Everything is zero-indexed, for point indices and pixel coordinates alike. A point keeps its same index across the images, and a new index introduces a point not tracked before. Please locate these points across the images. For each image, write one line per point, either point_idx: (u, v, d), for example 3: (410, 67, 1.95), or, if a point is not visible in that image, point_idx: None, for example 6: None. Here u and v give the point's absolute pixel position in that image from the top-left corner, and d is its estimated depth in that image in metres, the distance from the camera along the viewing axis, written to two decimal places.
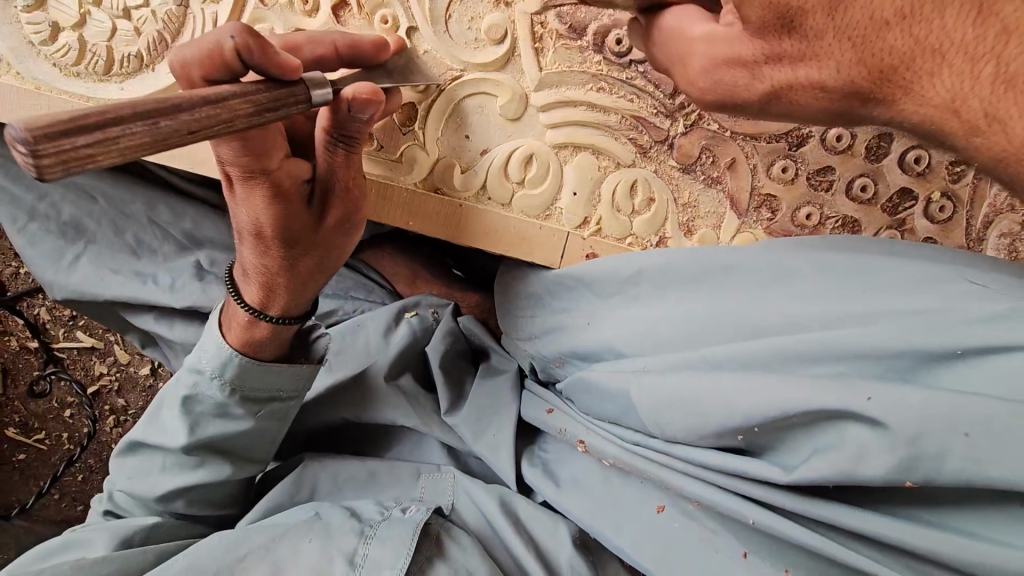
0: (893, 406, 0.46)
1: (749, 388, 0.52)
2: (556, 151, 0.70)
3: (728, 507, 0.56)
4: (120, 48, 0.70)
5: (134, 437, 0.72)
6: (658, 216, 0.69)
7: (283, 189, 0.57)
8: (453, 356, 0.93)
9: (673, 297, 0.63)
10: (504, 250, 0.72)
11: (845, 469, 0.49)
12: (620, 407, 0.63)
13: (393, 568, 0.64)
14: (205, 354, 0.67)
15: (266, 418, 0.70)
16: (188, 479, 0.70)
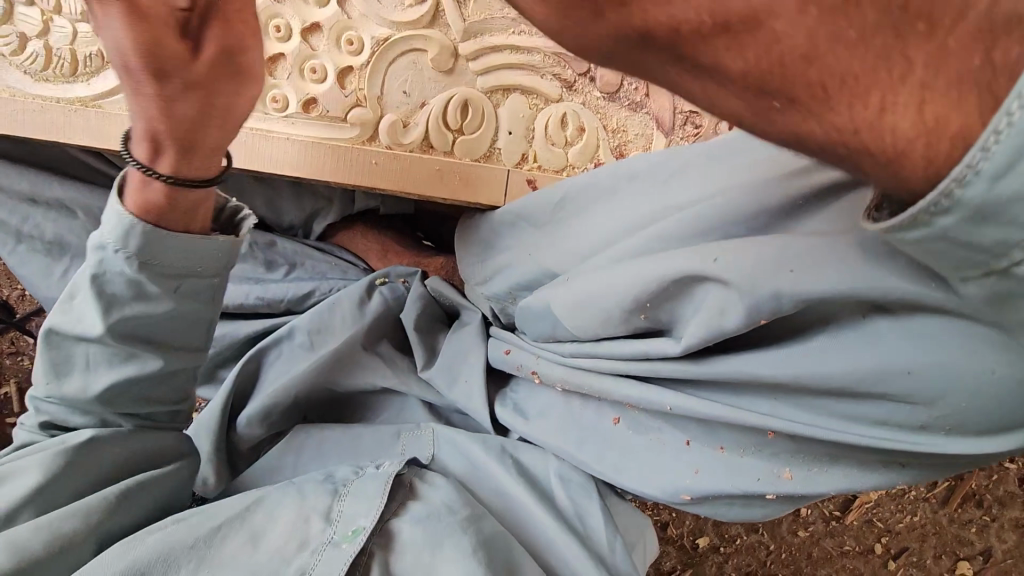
0: (738, 257, 0.46)
1: (637, 273, 0.54)
2: (488, 96, 0.74)
3: (648, 399, 0.58)
4: (82, 49, 0.77)
5: (56, 326, 0.68)
6: (591, 144, 0.73)
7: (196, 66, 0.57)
8: (426, 318, 1.01)
9: (596, 211, 0.67)
10: (453, 196, 0.77)
11: (712, 326, 0.49)
12: (551, 321, 0.66)
13: (368, 514, 0.69)
14: (105, 225, 0.61)
15: (183, 296, 0.66)
16: (121, 372, 0.69)
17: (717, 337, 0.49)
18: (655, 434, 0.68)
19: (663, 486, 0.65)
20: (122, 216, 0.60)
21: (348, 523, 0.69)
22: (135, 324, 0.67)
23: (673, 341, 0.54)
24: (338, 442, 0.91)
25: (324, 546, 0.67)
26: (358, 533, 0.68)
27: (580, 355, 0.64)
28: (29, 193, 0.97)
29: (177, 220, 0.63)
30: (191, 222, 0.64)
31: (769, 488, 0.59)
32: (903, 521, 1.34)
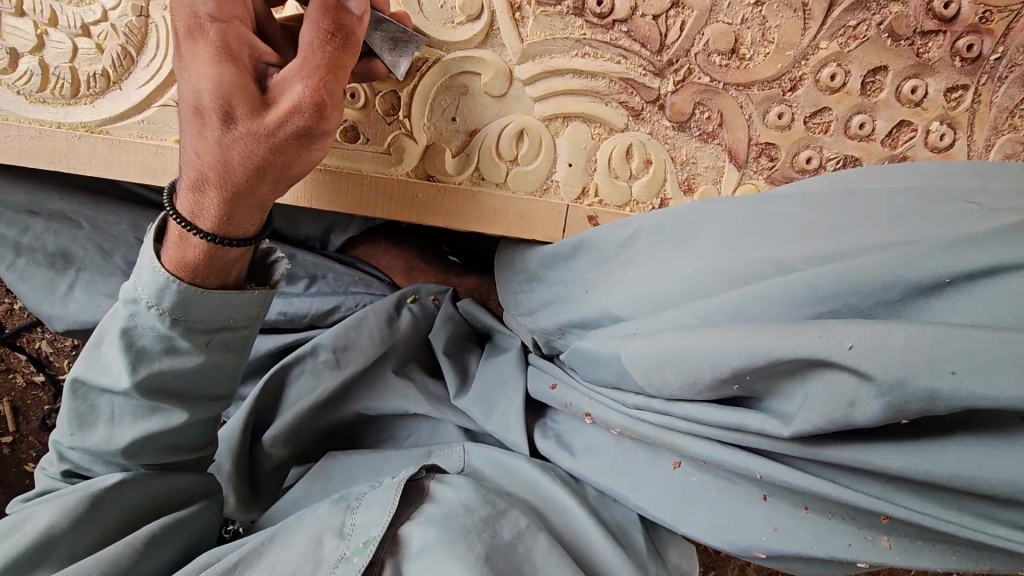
0: (879, 346, 0.44)
1: (741, 343, 0.50)
2: (546, 124, 0.68)
3: (735, 464, 0.55)
4: (83, 67, 0.67)
5: (84, 377, 0.65)
6: (657, 177, 0.68)
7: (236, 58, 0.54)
8: (457, 340, 0.95)
9: (666, 256, 0.63)
10: (504, 231, 0.71)
11: (837, 417, 0.47)
12: (617, 371, 0.62)
13: (380, 524, 0.65)
14: (141, 277, 0.60)
15: (218, 349, 0.64)
16: (144, 427, 0.64)
17: (840, 427, 0.47)
18: (720, 485, 0.64)
19: (733, 539, 0.62)
20: (158, 270, 0.59)
21: (360, 536, 0.65)
22: (165, 377, 0.64)
23: (780, 422, 0.51)
24: (364, 463, 0.85)
25: (336, 565, 0.62)
26: (368, 545, 0.63)
27: (653, 413, 0.61)
28: (25, 205, 0.88)
29: (217, 230, 0.59)
30: (223, 274, 0.62)
31: (863, 555, 0.57)
32: None
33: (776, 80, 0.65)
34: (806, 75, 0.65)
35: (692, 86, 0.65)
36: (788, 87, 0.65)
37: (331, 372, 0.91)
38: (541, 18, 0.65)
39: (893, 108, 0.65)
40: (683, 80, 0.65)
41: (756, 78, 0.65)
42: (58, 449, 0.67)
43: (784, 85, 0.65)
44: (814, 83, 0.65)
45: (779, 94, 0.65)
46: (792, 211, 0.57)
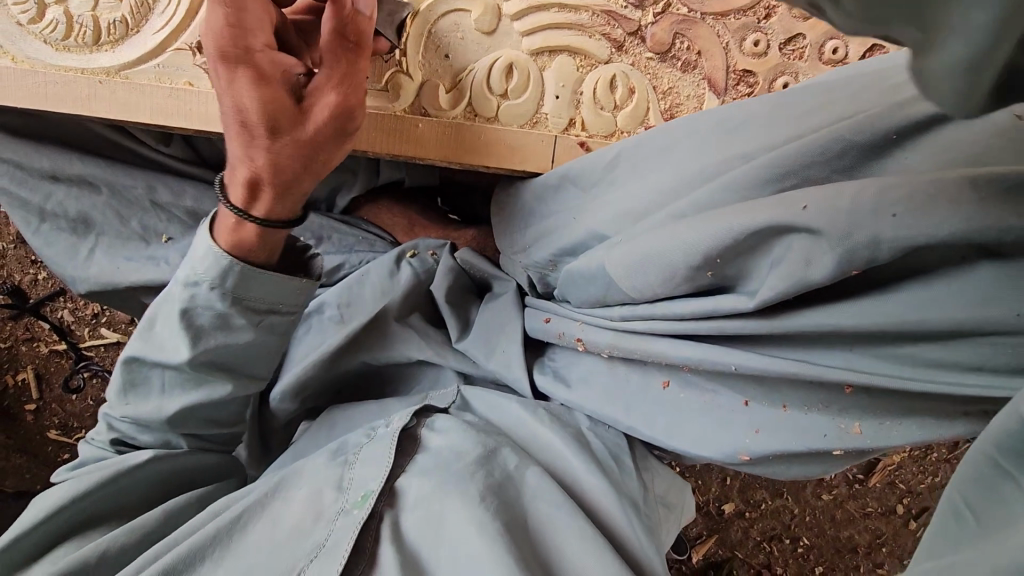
0: (831, 204, 0.48)
1: (710, 227, 0.54)
2: (534, 59, 0.72)
3: (708, 359, 0.59)
4: (104, 16, 0.73)
5: (137, 354, 0.70)
6: (640, 106, 0.71)
7: (268, 72, 0.58)
8: (458, 290, 0.99)
9: (649, 171, 0.66)
10: (497, 164, 0.74)
11: (796, 278, 0.50)
12: (603, 284, 0.65)
13: (378, 478, 0.67)
14: (198, 259, 0.64)
15: (267, 329, 0.69)
16: (194, 396, 0.70)
17: (800, 288, 0.50)
18: (708, 396, 0.66)
19: (718, 446, 0.64)
20: (220, 255, 0.63)
21: (358, 489, 0.66)
22: (217, 352, 0.69)
23: (746, 297, 0.55)
24: (367, 409, 0.89)
25: (337, 517, 0.64)
26: (367, 498, 0.65)
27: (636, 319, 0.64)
28: (48, 169, 0.94)
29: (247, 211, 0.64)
30: (270, 256, 0.67)
31: (838, 443, 0.59)
32: (924, 482, 1.37)
33: (750, 8, 0.68)
34: (779, 4, 0.68)
35: (670, 17, 0.69)
36: (762, 15, 0.69)
37: (335, 328, 0.93)
38: None
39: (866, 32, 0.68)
40: (662, 12, 0.69)
41: (731, 7, 0.69)
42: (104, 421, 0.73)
43: (759, 13, 0.69)
44: (787, 11, 0.69)
45: (753, 22, 0.69)
46: (767, 111, 0.60)
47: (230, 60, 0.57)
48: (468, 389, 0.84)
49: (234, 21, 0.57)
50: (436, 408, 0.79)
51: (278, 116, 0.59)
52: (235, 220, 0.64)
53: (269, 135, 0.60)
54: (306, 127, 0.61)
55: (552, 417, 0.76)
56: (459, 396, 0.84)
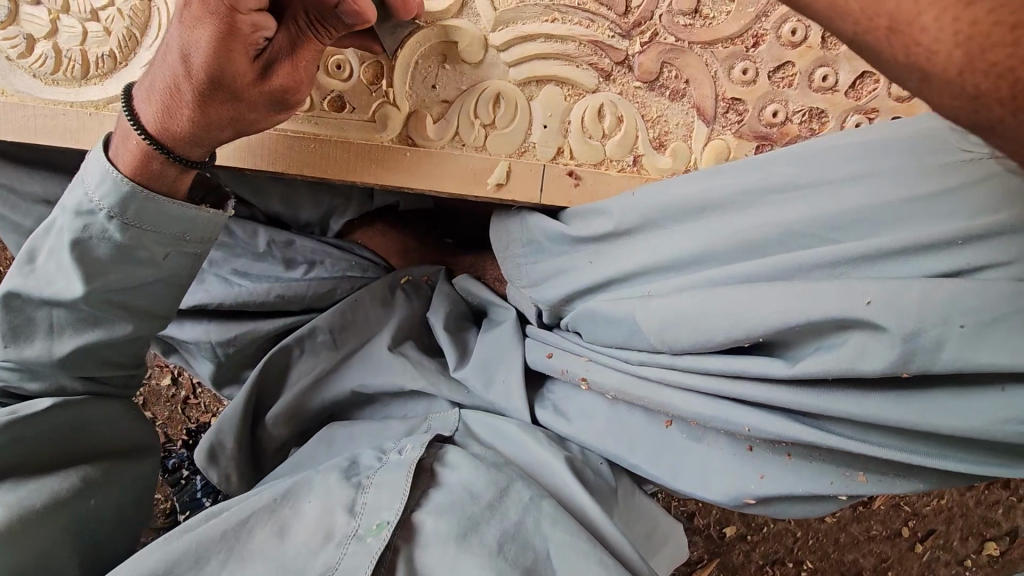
0: (896, 305, 0.51)
1: (759, 302, 0.57)
2: (521, 88, 0.71)
3: (730, 416, 0.62)
4: (92, 49, 0.73)
5: (18, 289, 0.66)
6: (629, 134, 0.71)
7: (238, 31, 0.56)
8: (456, 317, 0.97)
9: (672, 225, 0.67)
10: (489, 195, 0.74)
11: (844, 363, 0.54)
12: (627, 330, 0.67)
13: (392, 509, 0.66)
14: (92, 187, 0.62)
15: (173, 261, 0.68)
16: (88, 336, 0.69)
17: (845, 373, 0.54)
18: (712, 441, 0.66)
19: (724, 491, 0.64)
20: (119, 182, 0.62)
21: (373, 517, 0.66)
22: (121, 287, 0.67)
23: (784, 362, 0.58)
24: (366, 429, 0.88)
25: (350, 542, 0.64)
26: (382, 529, 0.65)
27: (661, 370, 0.66)
28: (42, 195, 0.93)
29: (177, 151, 0.63)
30: (173, 189, 0.65)
31: (843, 491, 0.60)
32: (930, 504, 1.33)
33: (738, 36, 0.68)
34: (767, 31, 0.68)
35: (658, 45, 0.69)
36: (750, 43, 0.68)
37: (333, 352, 0.94)
38: None
39: (855, 59, 0.68)
40: (650, 41, 0.69)
41: (719, 36, 0.68)
42: None
43: (747, 41, 0.68)
44: (776, 39, 0.68)
45: (742, 50, 0.69)
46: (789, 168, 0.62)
47: (219, 25, 0.55)
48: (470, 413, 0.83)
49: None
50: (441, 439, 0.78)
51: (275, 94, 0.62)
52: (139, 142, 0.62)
53: (217, 91, 0.59)
54: (246, 90, 0.60)
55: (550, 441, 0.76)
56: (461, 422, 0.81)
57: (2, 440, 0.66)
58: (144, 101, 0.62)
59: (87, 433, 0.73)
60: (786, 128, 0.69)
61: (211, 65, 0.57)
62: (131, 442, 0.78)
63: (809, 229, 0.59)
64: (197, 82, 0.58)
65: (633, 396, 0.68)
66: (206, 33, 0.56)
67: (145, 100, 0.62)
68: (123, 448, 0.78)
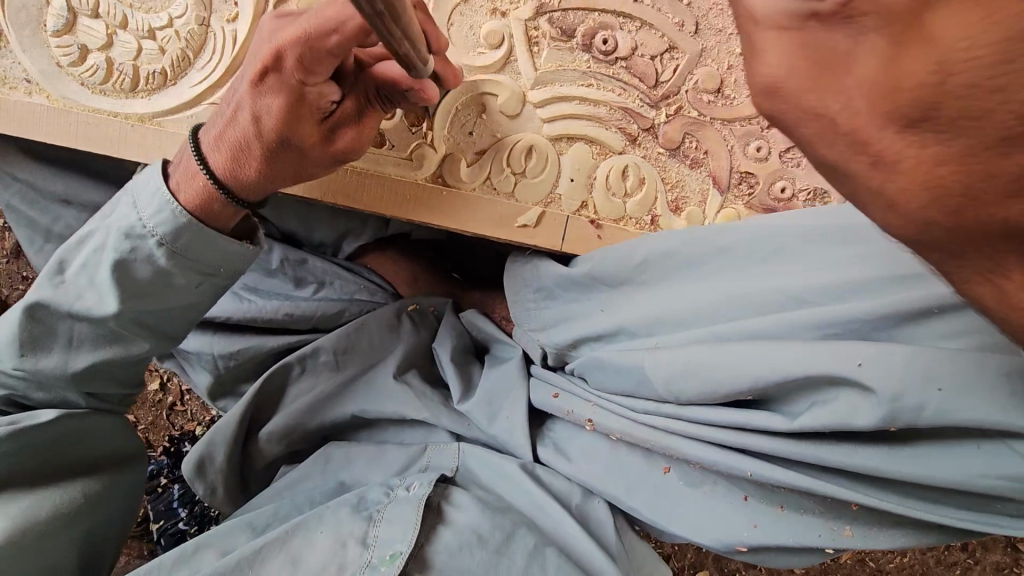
0: (884, 366, 0.55)
1: (762, 359, 0.61)
2: (553, 143, 0.76)
3: (730, 463, 0.65)
4: (145, 66, 0.76)
5: (45, 300, 0.67)
6: (649, 196, 0.76)
7: (307, 99, 0.62)
8: (462, 350, 1.00)
9: (682, 282, 0.71)
10: (512, 238, 0.78)
11: (838, 418, 0.58)
12: (636, 379, 0.71)
13: (404, 539, 0.70)
14: (148, 212, 0.64)
15: (206, 291, 0.70)
16: (108, 352, 0.70)
17: (835, 424, 0.59)
18: (708, 488, 0.70)
19: (719, 538, 0.67)
20: (178, 214, 0.64)
21: (385, 549, 0.69)
22: (147, 311, 0.68)
23: (782, 417, 0.63)
24: (363, 451, 0.90)
25: (362, 572, 0.67)
26: (394, 558, 0.68)
27: (665, 418, 0.70)
28: (62, 193, 0.95)
29: (241, 195, 0.66)
30: (223, 227, 0.67)
31: (831, 543, 0.64)
32: (893, 561, 1.39)
33: (755, 117, 0.74)
34: None
35: (682, 118, 0.75)
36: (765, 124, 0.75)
37: (335, 373, 0.94)
38: (553, 51, 0.74)
39: None
40: (674, 113, 0.75)
41: (738, 115, 0.74)
42: None
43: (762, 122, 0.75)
44: None
45: (757, 130, 0.75)
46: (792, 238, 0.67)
47: (291, 95, 0.61)
48: (467, 446, 0.85)
49: (299, 64, 0.59)
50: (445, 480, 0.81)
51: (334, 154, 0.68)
52: (205, 184, 0.64)
53: (285, 148, 0.64)
54: (309, 150, 0.66)
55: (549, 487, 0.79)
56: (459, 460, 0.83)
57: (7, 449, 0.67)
58: (211, 146, 0.65)
59: (80, 448, 0.74)
60: (792, 204, 0.75)
61: (283, 128, 0.63)
62: (124, 454, 0.80)
63: (814, 296, 0.63)
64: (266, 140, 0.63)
65: (635, 440, 0.72)
66: (277, 101, 0.62)
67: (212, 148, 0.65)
68: (114, 462, 0.78)
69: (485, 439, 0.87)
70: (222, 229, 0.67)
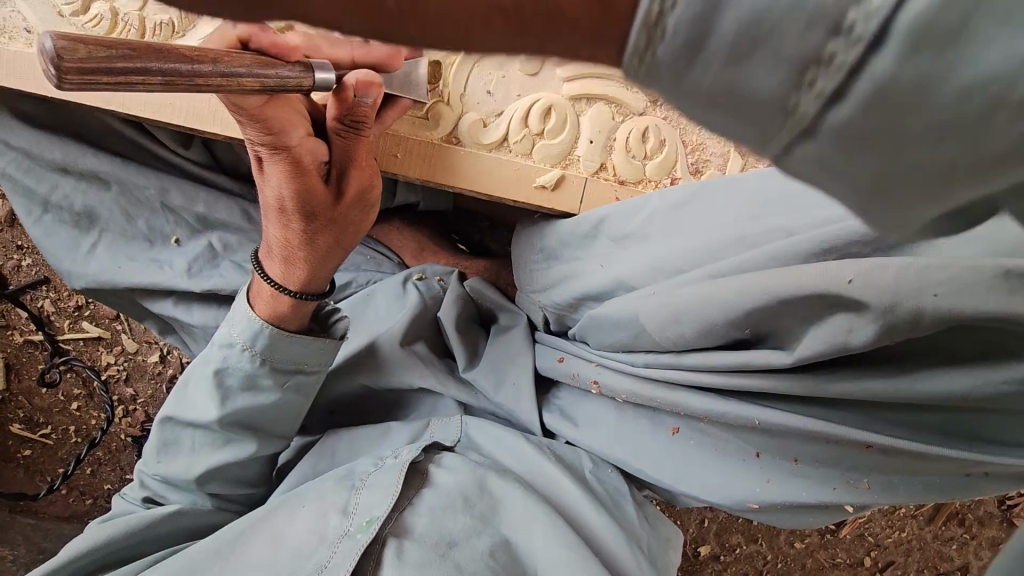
0: (877, 277, 0.47)
1: (750, 284, 0.56)
2: (572, 103, 0.75)
3: (736, 414, 0.62)
4: (150, 17, 0.73)
5: (171, 414, 0.75)
6: (669, 158, 0.75)
7: (304, 165, 0.62)
8: (465, 318, 0.96)
9: (687, 231, 0.67)
10: (526, 199, 0.77)
11: (836, 342, 0.51)
12: (635, 333, 0.67)
13: (382, 505, 0.67)
14: (238, 330, 0.70)
15: (291, 389, 0.73)
16: (217, 456, 0.75)
17: (840, 351, 0.51)
18: (719, 446, 0.67)
19: (728, 494, 0.66)
20: (253, 319, 0.70)
21: (363, 515, 0.67)
22: (244, 414, 0.74)
23: (783, 353, 0.57)
24: (367, 433, 0.84)
25: (340, 539, 0.65)
26: (372, 523, 0.66)
27: (666, 367, 0.66)
28: (59, 161, 0.91)
29: (304, 289, 0.71)
30: (298, 323, 0.72)
31: (847, 498, 0.62)
32: (891, 536, 1.40)
33: None
34: None
35: None
36: None
37: (342, 345, 0.91)
38: None
39: None
40: None
41: None
42: (142, 477, 0.78)
43: None
44: None
45: None
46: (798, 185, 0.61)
47: (294, 169, 0.61)
48: (473, 420, 0.82)
49: (266, 136, 0.58)
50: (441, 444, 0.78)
51: (355, 202, 0.68)
52: (272, 290, 0.70)
53: (315, 218, 0.66)
54: (337, 203, 0.67)
55: (548, 453, 0.77)
56: (462, 431, 0.81)
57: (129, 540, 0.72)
58: (266, 254, 0.71)
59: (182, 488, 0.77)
60: None
61: (300, 203, 0.64)
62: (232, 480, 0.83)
63: None
64: (358, 207, 0.69)
65: (642, 399, 0.69)
66: (360, 174, 0.66)
67: (291, 228, 0.67)
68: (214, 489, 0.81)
69: (496, 409, 0.87)
70: (297, 329, 0.72)
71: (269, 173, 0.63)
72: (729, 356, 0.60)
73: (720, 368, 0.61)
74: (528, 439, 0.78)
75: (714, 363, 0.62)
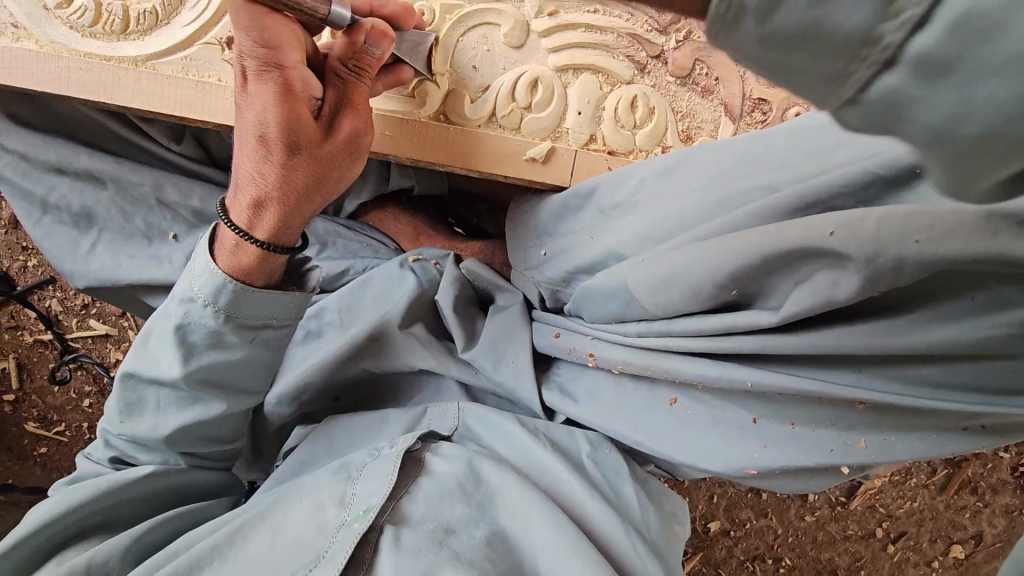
0: (854, 229, 0.49)
1: (734, 242, 0.56)
2: (559, 75, 0.74)
3: (730, 377, 0.61)
4: (133, 6, 0.74)
5: (133, 371, 0.74)
6: (659, 126, 0.74)
7: (294, 90, 0.62)
8: (464, 301, 0.94)
9: (677, 197, 0.66)
10: (516, 173, 0.76)
11: (820, 298, 0.52)
12: (624, 300, 0.67)
13: (380, 493, 0.67)
14: (198, 284, 0.69)
15: (258, 345, 0.74)
16: (188, 415, 0.75)
17: (821, 308, 0.52)
18: (714, 412, 0.67)
19: (727, 462, 0.65)
20: (215, 273, 0.68)
21: (360, 504, 0.67)
22: (209, 370, 0.73)
23: (769, 312, 0.57)
24: (365, 420, 0.84)
25: (338, 531, 0.66)
26: (368, 512, 0.66)
27: (657, 334, 0.66)
28: (54, 162, 0.92)
29: (270, 236, 0.69)
30: (267, 277, 0.71)
31: (844, 458, 0.61)
32: (903, 506, 1.39)
33: None
34: None
35: (692, 44, 0.73)
36: None
37: (336, 332, 0.90)
38: None
39: None
40: (685, 39, 0.73)
41: None
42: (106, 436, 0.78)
43: None
44: None
45: None
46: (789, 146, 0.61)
47: (281, 91, 0.61)
48: (471, 406, 0.83)
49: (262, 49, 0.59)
50: (437, 433, 0.79)
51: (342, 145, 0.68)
52: (237, 238, 0.69)
53: (296, 154, 0.65)
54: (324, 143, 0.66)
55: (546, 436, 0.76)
56: (459, 418, 0.82)
57: (99, 508, 0.71)
58: (235, 196, 0.70)
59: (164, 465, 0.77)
60: None
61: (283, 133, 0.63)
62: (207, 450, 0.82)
63: None
64: (345, 154, 0.69)
65: (636, 369, 0.68)
66: (354, 119, 0.66)
67: (269, 162, 0.65)
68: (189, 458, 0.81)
69: (495, 388, 0.87)
70: (266, 283, 0.71)
71: (256, 94, 0.62)
72: (722, 321, 0.60)
73: (709, 332, 0.61)
74: (521, 421, 0.79)
75: (702, 329, 0.62)
